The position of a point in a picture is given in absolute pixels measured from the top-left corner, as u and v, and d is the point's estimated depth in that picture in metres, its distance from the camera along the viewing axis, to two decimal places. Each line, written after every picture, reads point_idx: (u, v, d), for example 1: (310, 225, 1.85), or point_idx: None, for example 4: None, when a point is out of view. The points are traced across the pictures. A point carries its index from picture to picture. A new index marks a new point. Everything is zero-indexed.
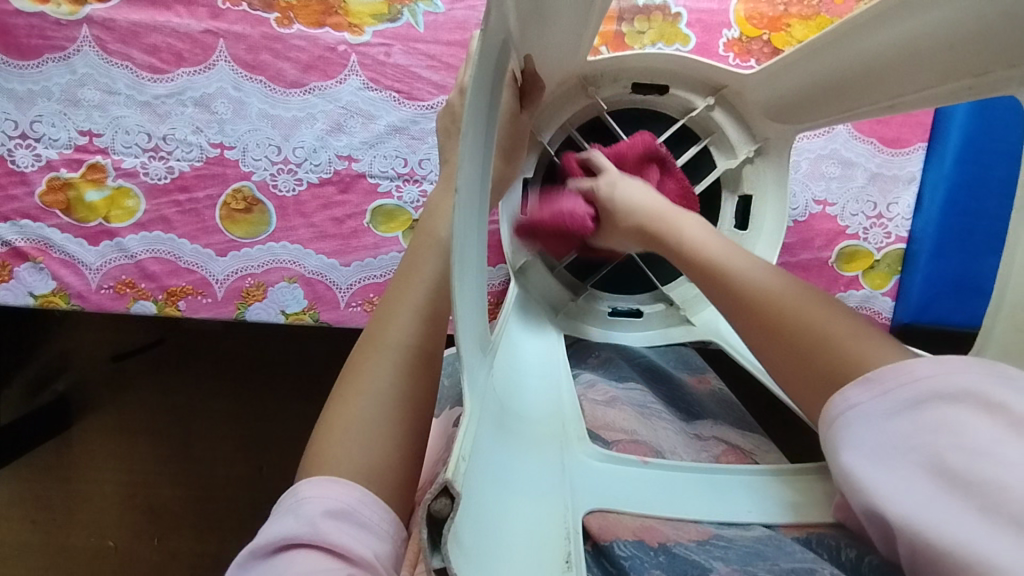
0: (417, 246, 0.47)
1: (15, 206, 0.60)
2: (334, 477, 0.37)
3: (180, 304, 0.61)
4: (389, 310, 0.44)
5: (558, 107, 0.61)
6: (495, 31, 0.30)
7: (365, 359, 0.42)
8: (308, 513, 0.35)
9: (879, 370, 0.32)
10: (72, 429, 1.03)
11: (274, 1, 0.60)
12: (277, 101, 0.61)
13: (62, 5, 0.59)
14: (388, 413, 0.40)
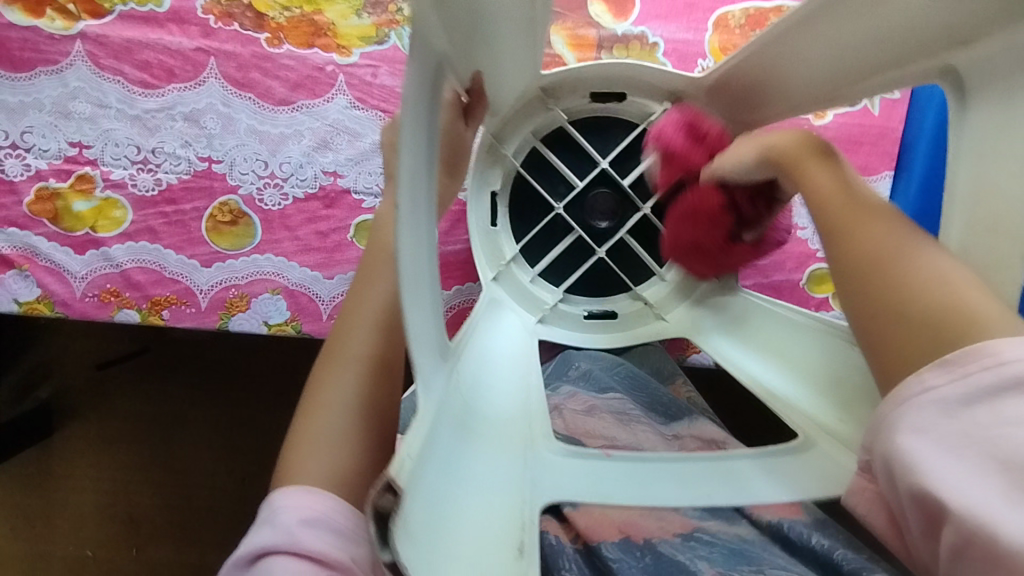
0: (369, 257, 0.46)
1: (3, 214, 0.61)
2: (304, 484, 0.39)
3: (164, 313, 0.62)
4: (343, 324, 0.44)
5: (516, 118, 0.62)
6: (424, 51, 0.32)
7: (326, 370, 0.44)
8: (284, 522, 0.37)
9: (964, 354, 0.29)
10: (53, 437, 1.03)
11: (265, 22, 0.62)
12: (265, 118, 0.62)
13: (56, 20, 0.61)
14: (349, 423, 0.42)
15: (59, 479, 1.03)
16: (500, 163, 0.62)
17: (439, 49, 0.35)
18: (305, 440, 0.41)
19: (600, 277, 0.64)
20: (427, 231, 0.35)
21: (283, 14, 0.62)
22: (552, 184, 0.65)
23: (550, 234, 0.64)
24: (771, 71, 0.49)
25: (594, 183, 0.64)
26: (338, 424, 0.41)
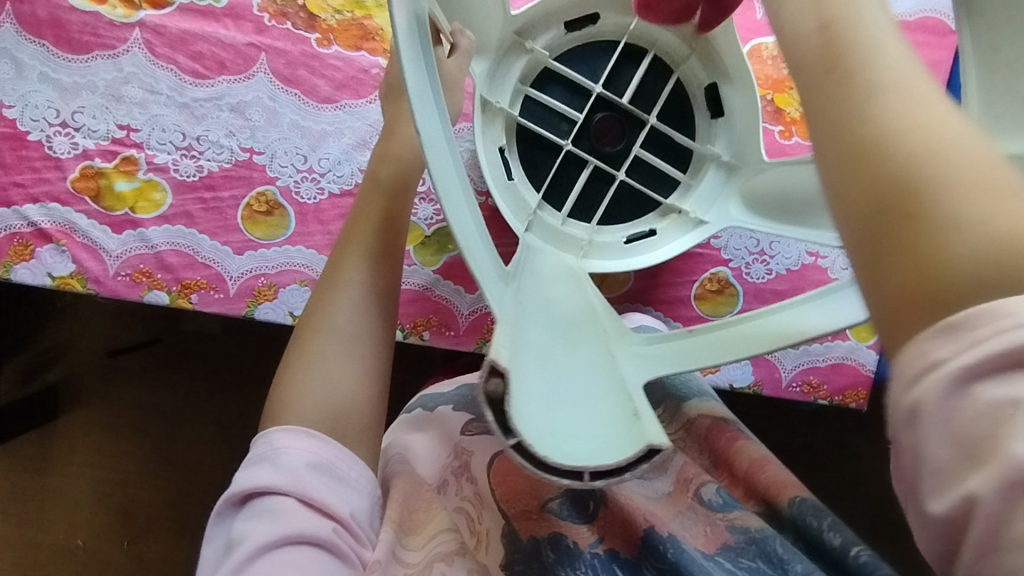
0: (364, 203, 0.54)
1: (47, 189, 0.63)
2: (305, 430, 0.45)
3: (193, 297, 0.64)
4: (341, 255, 0.52)
5: (501, 68, 0.58)
6: None
7: (323, 309, 0.50)
8: (285, 464, 0.44)
9: (992, 296, 0.22)
10: (56, 419, 1.04)
11: (317, 23, 0.65)
12: (309, 114, 0.65)
13: (117, 8, 0.63)
14: (345, 361, 0.49)
15: (59, 463, 1.03)
16: (495, 117, 0.58)
17: None
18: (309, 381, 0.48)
19: (626, 205, 0.60)
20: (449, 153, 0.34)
21: (334, 16, 0.65)
22: (554, 123, 0.60)
23: (566, 176, 0.59)
24: None
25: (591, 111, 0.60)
26: (330, 349, 0.49)
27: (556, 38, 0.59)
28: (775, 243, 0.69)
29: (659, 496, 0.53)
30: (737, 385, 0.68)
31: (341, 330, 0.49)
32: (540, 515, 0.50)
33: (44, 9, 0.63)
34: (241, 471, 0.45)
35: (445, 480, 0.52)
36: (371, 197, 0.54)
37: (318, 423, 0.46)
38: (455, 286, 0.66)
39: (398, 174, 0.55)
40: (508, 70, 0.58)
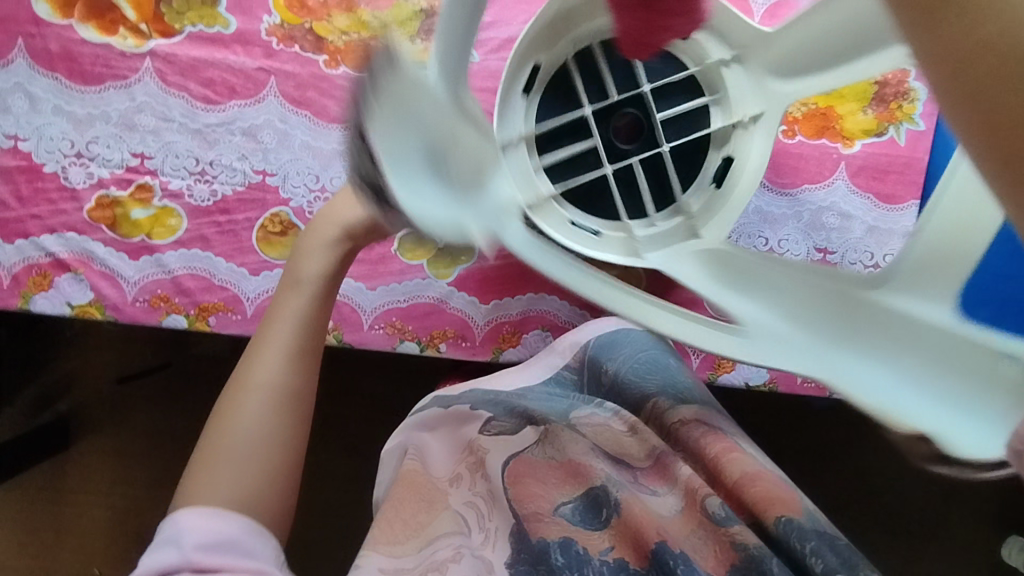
0: (285, 287, 0.58)
1: (63, 219, 0.64)
2: (211, 511, 0.48)
3: (211, 320, 0.64)
4: (256, 352, 0.55)
5: (519, 168, 0.52)
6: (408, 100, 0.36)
7: (237, 397, 0.53)
8: (184, 544, 0.46)
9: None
10: (70, 448, 1.04)
11: (324, 44, 0.65)
12: (319, 134, 0.65)
13: (127, 38, 0.64)
14: (253, 448, 0.51)
15: (74, 492, 1.03)
16: (551, 213, 0.53)
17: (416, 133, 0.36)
18: (216, 469, 0.50)
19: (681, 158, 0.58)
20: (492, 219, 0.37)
21: (341, 38, 0.65)
22: (579, 160, 0.58)
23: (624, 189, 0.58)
24: None
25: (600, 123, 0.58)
26: (238, 439, 0.51)
27: (524, 112, 0.56)
28: (783, 240, 0.69)
29: (670, 514, 0.55)
30: (755, 383, 0.64)
31: (248, 427, 0.52)
32: (551, 517, 0.54)
33: (56, 43, 0.63)
34: (144, 555, 0.47)
35: (459, 474, 0.58)
36: (290, 292, 0.57)
37: (230, 502, 0.49)
38: (470, 298, 0.66)
39: (322, 273, 0.58)
40: (519, 159, 0.53)
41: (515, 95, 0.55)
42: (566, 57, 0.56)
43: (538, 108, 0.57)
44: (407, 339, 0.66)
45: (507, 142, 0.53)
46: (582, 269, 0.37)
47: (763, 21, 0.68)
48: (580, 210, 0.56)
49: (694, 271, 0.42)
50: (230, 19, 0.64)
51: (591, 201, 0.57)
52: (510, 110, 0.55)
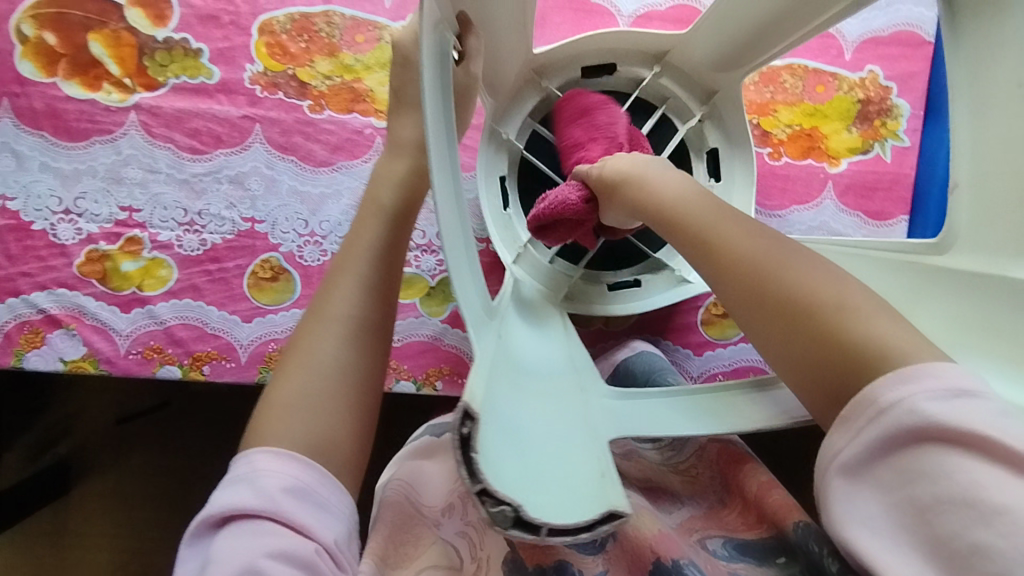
0: (362, 216, 0.51)
1: (54, 275, 0.63)
2: (287, 453, 0.41)
3: (205, 368, 0.64)
4: (328, 288, 0.48)
5: (542, 275, 0.59)
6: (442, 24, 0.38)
7: (310, 331, 0.46)
8: (265, 487, 0.39)
9: (853, 406, 0.34)
10: (72, 491, 1.03)
11: (308, 89, 0.65)
12: (306, 179, 0.66)
13: (112, 93, 0.64)
14: (331, 386, 0.44)
15: (76, 536, 1.02)
16: (592, 290, 0.61)
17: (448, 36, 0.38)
18: (286, 410, 0.43)
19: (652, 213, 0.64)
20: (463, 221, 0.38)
21: (325, 82, 0.65)
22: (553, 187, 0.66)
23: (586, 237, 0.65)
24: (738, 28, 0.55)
25: None
26: (312, 380, 0.44)
27: (516, 221, 0.62)
28: None
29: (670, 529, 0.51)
30: None
31: (324, 365, 0.45)
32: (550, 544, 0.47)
33: (40, 101, 0.63)
34: (213, 493, 0.40)
35: (450, 503, 0.51)
36: (369, 218, 0.50)
37: (306, 445, 0.42)
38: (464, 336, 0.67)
39: (401, 197, 0.52)
40: (534, 261, 0.60)
41: (498, 213, 0.61)
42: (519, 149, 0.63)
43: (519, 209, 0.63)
44: (402, 378, 0.66)
45: (517, 257, 0.59)
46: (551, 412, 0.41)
47: None
48: (613, 269, 0.64)
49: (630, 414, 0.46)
50: (213, 69, 0.65)
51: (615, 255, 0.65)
52: (500, 224, 0.61)
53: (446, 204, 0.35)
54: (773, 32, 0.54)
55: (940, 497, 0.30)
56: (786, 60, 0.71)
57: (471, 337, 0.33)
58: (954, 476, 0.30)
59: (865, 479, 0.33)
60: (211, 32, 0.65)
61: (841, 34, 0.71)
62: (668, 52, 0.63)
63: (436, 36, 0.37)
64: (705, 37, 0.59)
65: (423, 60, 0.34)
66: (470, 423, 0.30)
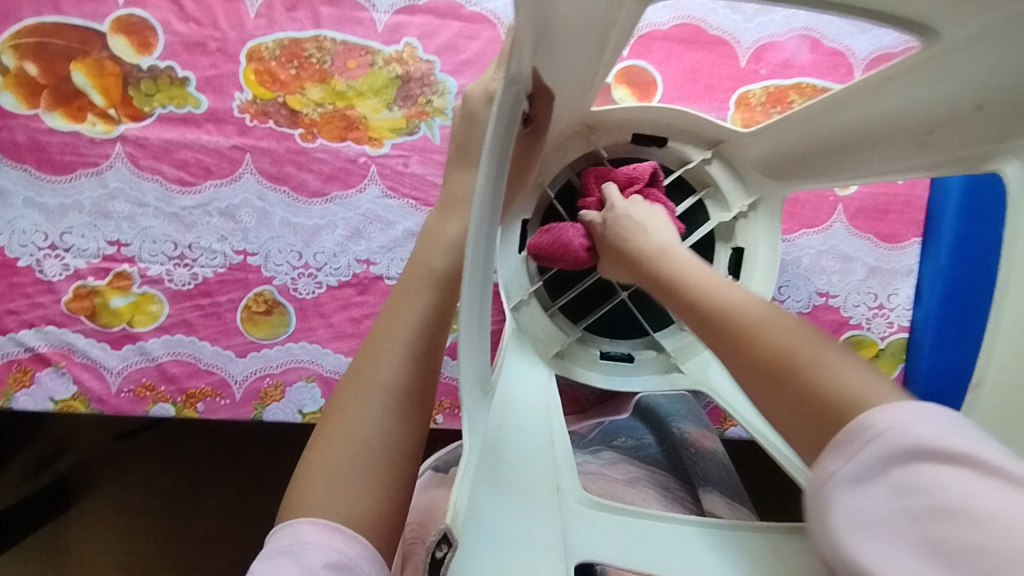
0: (410, 275, 0.48)
1: (41, 313, 0.61)
2: (332, 526, 0.38)
3: (199, 405, 0.62)
4: (371, 351, 0.45)
5: (535, 330, 0.57)
6: (513, 81, 0.34)
7: (354, 398, 0.43)
8: (310, 561, 0.37)
9: (845, 432, 0.31)
10: (72, 508, 0.98)
11: (299, 117, 0.63)
12: (300, 210, 0.64)
13: (97, 124, 0.62)
14: (373, 457, 0.41)
15: (80, 553, 0.97)
16: (580, 352, 0.59)
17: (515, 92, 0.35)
18: (326, 480, 0.40)
19: None
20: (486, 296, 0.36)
21: (316, 110, 0.63)
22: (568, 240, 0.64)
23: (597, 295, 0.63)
24: (809, 147, 0.53)
25: None
26: (354, 450, 0.41)
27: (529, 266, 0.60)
28: (784, 287, 0.67)
29: None
30: None
31: (368, 435, 0.42)
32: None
33: (24, 134, 0.61)
34: (258, 563, 0.38)
35: None
36: (409, 291, 0.47)
37: (353, 520, 0.39)
38: None
39: (454, 261, 0.48)
40: (535, 310, 0.58)
41: (511, 256, 0.58)
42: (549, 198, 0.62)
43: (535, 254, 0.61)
44: None
45: (517, 304, 0.57)
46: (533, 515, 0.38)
47: (750, 65, 0.66)
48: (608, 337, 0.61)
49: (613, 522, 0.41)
50: (200, 98, 0.63)
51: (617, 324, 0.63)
52: (509, 268, 0.58)
53: (472, 292, 0.33)
54: (837, 161, 0.51)
55: (935, 510, 0.28)
56: (794, 79, 0.66)
57: (463, 424, 0.30)
58: (943, 490, 0.28)
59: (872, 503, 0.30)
60: (198, 60, 0.63)
61: (850, 51, 0.66)
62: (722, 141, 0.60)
63: (509, 97, 0.34)
64: (764, 146, 0.57)
65: (489, 128, 0.32)
66: (445, 547, 0.26)
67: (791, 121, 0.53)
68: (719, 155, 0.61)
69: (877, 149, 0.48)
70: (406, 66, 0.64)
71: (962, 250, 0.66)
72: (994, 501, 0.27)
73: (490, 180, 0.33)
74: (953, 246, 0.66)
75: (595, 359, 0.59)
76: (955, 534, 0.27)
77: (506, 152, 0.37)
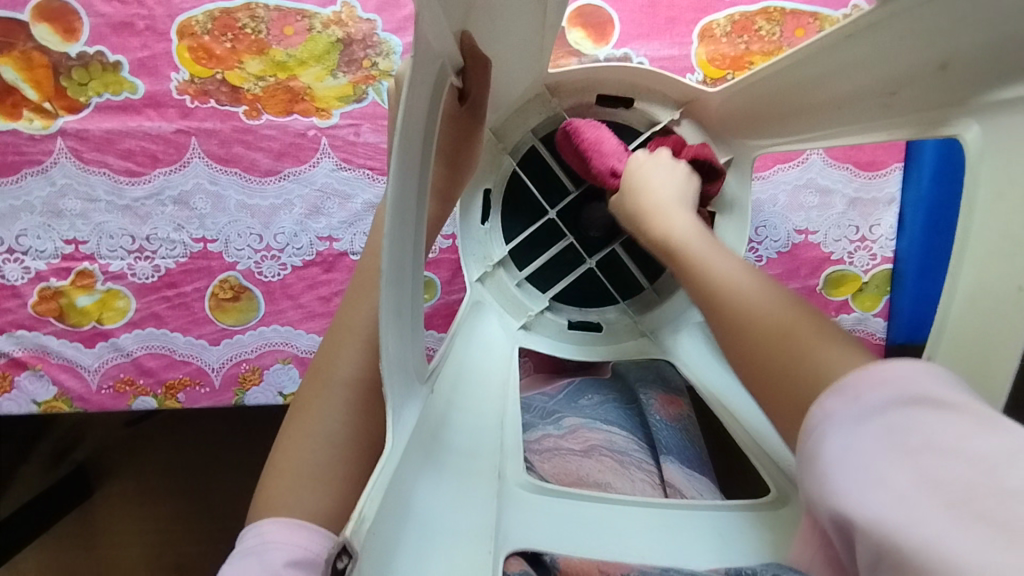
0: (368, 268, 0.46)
1: (10, 318, 0.61)
2: (300, 522, 0.38)
3: (180, 396, 0.62)
4: (331, 349, 0.44)
5: (499, 301, 0.57)
6: (437, 46, 0.32)
7: (315, 397, 0.43)
8: (274, 561, 0.36)
9: (850, 378, 0.32)
10: (93, 496, 1.00)
11: (241, 94, 0.61)
12: (253, 191, 0.62)
13: (34, 120, 0.60)
14: (341, 457, 0.40)
15: (106, 537, 0.99)
16: (548, 323, 0.59)
17: (441, 54, 0.33)
18: (291, 481, 0.39)
19: (637, 251, 0.63)
20: (412, 292, 0.34)
21: (258, 84, 0.61)
22: (536, 207, 0.62)
23: (563, 264, 0.63)
24: (774, 107, 0.50)
25: (588, 197, 0.63)
26: (319, 450, 0.40)
27: (493, 237, 0.59)
28: (762, 227, 0.65)
29: None
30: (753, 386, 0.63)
31: (331, 431, 0.41)
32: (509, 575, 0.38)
33: None
34: (224, 566, 0.37)
35: None
36: (368, 287, 0.45)
37: (319, 517, 0.38)
38: (439, 336, 0.62)
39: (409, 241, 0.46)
40: (500, 283, 0.58)
41: (472, 229, 0.57)
42: (512, 166, 0.59)
43: (499, 225, 0.60)
44: None
45: (482, 276, 0.57)
46: (475, 501, 0.37)
47: None
48: (579, 306, 0.61)
49: (565, 513, 0.40)
50: (136, 83, 0.60)
51: (588, 293, 0.62)
52: (472, 240, 0.57)
53: (397, 279, 0.32)
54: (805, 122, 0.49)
55: (932, 454, 0.27)
56: (760, 3, 0.62)
57: (388, 418, 0.30)
58: (938, 433, 0.28)
59: (858, 435, 0.30)
60: (128, 41, 0.60)
61: None
62: (691, 100, 0.56)
63: (432, 68, 0.32)
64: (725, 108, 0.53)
65: (403, 110, 0.29)
66: (348, 557, 0.24)
67: (752, 83, 0.49)
68: (689, 116, 0.57)
69: (841, 109, 0.46)
70: (346, 28, 0.62)
71: (944, 173, 0.64)
72: (988, 445, 0.27)
73: (414, 158, 0.32)
74: (935, 169, 0.64)
75: (563, 329, 0.59)
76: (956, 475, 0.26)
77: (434, 130, 0.35)
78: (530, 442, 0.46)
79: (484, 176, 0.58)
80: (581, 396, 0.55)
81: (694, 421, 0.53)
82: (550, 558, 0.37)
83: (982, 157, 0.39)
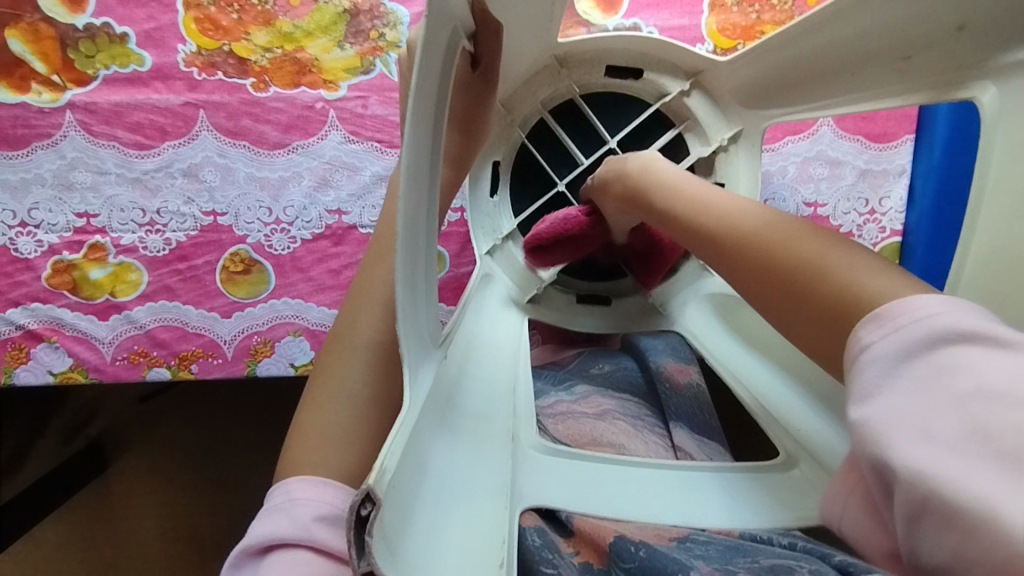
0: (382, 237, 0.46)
1: (24, 291, 0.61)
2: (324, 480, 0.38)
3: (193, 367, 0.63)
4: (351, 315, 0.45)
5: (511, 274, 0.58)
6: (449, 8, 0.32)
7: (336, 360, 0.44)
8: (302, 517, 0.37)
9: (892, 304, 0.29)
10: (109, 469, 1.02)
11: (248, 66, 0.61)
12: (262, 163, 0.62)
13: (42, 93, 0.60)
14: (358, 421, 0.41)
15: (121, 509, 1.01)
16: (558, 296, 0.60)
17: (453, 18, 0.33)
18: (315, 441, 0.40)
19: None
20: (426, 257, 0.35)
21: (265, 56, 0.61)
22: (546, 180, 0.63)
23: None
24: (788, 74, 0.50)
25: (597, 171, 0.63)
26: (340, 412, 0.41)
27: (503, 211, 0.59)
28: (771, 200, 0.65)
29: None
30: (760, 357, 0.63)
31: (351, 396, 0.42)
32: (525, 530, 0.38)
33: None
34: (254, 521, 0.38)
35: None
36: (380, 258, 0.45)
37: (341, 473, 0.39)
38: (449, 309, 0.62)
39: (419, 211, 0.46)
40: (511, 255, 0.58)
41: (483, 201, 0.58)
42: (521, 139, 0.59)
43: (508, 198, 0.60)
44: None
45: (492, 249, 0.57)
46: (491, 462, 0.38)
47: None
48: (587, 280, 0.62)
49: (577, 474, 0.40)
50: (143, 55, 0.60)
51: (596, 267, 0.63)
52: (482, 213, 0.57)
53: (411, 242, 0.32)
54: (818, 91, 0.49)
55: (978, 395, 0.25)
56: None
57: (406, 378, 0.30)
58: (986, 374, 0.25)
59: (896, 381, 0.27)
60: (134, 13, 0.60)
61: None
62: (701, 72, 0.56)
63: (445, 33, 0.32)
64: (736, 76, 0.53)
65: (417, 74, 0.29)
66: (372, 504, 0.25)
67: (767, 48, 0.49)
68: (698, 88, 0.56)
69: (854, 75, 0.46)
70: None
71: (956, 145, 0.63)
72: None
73: (427, 123, 0.32)
74: (946, 141, 0.63)
75: (572, 303, 0.60)
76: (1002, 415, 0.24)
77: (446, 96, 0.35)
78: (544, 408, 0.47)
79: (492, 149, 0.58)
80: (593, 363, 0.55)
81: (703, 389, 0.53)
82: (566, 516, 0.38)
83: (997, 122, 0.38)
